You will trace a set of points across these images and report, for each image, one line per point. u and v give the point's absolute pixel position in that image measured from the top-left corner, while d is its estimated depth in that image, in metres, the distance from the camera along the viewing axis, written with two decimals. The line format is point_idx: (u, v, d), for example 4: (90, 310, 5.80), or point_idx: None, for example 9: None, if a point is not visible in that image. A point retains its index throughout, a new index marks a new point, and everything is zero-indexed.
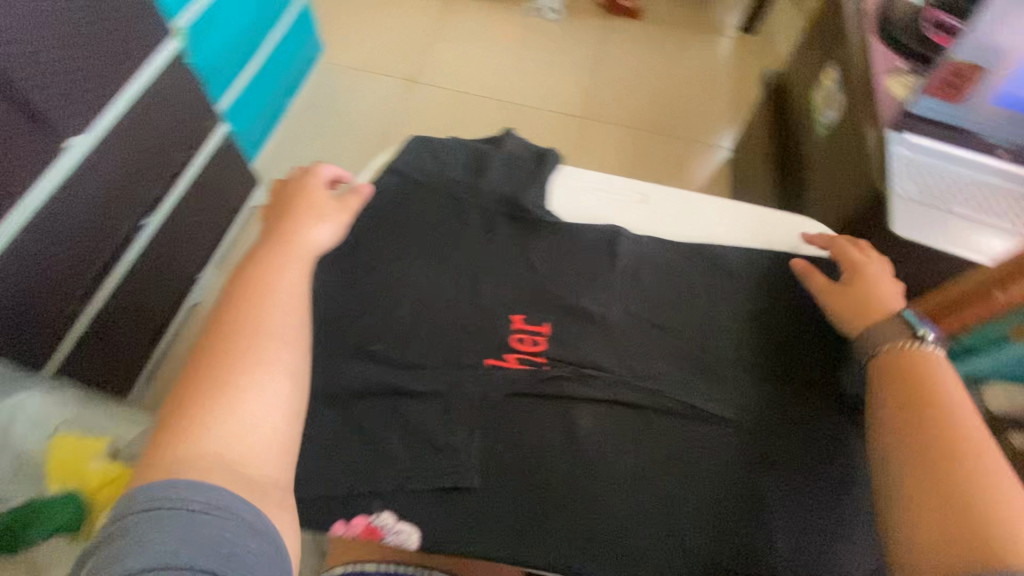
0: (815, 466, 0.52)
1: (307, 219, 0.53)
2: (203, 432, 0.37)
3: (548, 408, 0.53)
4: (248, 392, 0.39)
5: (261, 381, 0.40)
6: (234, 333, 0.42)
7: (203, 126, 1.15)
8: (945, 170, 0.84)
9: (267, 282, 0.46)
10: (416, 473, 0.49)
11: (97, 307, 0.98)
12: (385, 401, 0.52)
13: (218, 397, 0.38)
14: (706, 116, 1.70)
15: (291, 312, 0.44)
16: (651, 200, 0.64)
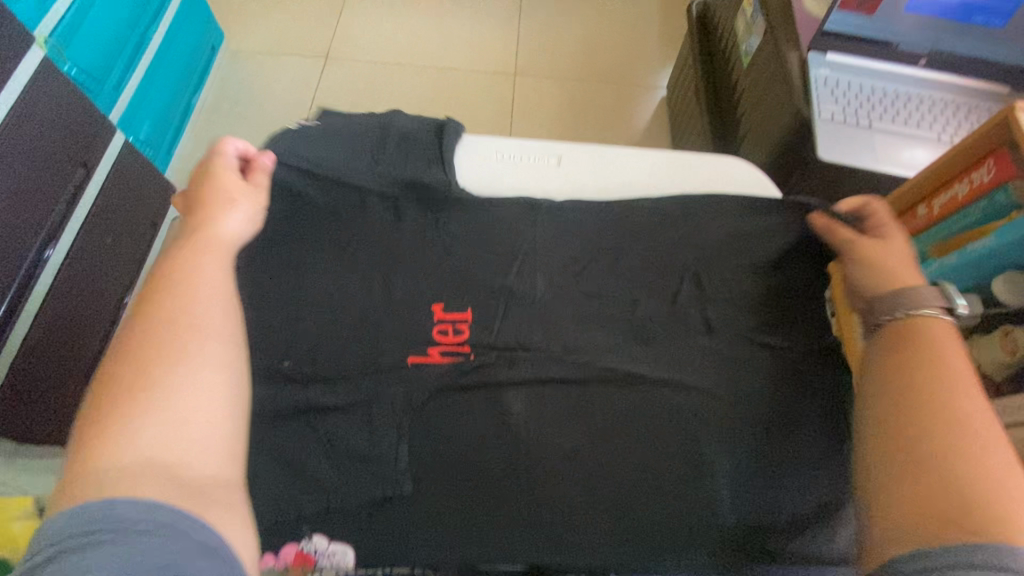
0: (753, 414, 0.51)
1: (221, 207, 0.46)
2: (115, 452, 0.32)
3: (477, 398, 0.51)
4: (165, 402, 0.34)
5: (200, 385, 0.35)
6: (140, 347, 0.36)
7: (97, 140, 1.05)
8: (867, 86, 0.83)
9: (174, 293, 0.38)
10: (343, 490, 0.47)
11: (15, 352, 0.92)
12: (302, 420, 0.49)
13: (120, 420, 0.33)
14: (638, 57, 1.65)
15: (212, 311, 0.39)
16: (567, 161, 0.61)
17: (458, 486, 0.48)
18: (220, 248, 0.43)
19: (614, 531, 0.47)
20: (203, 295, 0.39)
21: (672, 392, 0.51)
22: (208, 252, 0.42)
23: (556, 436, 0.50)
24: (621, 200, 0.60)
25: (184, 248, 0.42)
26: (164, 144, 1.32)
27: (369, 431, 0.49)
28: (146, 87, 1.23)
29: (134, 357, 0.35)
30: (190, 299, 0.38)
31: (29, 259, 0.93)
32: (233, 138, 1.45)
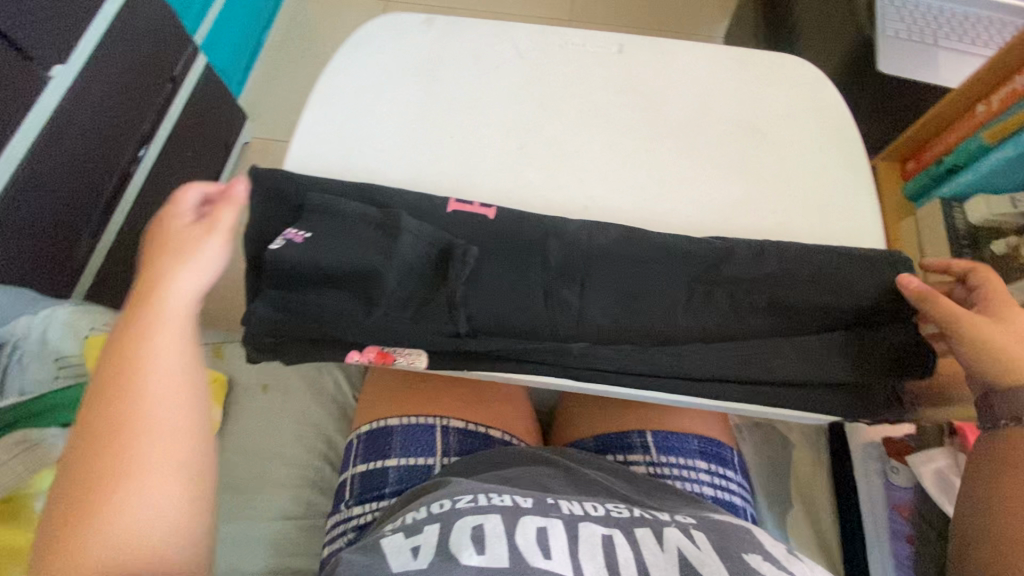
0: (800, 287, 0.51)
1: (175, 268, 0.43)
2: (107, 524, 0.34)
3: (528, 240, 0.52)
4: (135, 488, 0.35)
5: (148, 496, 0.35)
6: (111, 428, 0.36)
7: (182, 58, 1.13)
8: (932, 7, 0.82)
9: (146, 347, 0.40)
10: (408, 319, 0.50)
11: (110, 242, 1.04)
12: (363, 246, 0.50)
13: (115, 487, 0.35)
14: (695, 7, 1.63)
15: (175, 380, 0.40)
16: (626, 51, 0.64)
17: (513, 320, 0.50)
18: (175, 321, 0.41)
19: (644, 380, 0.50)
20: (156, 382, 0.38)
21: (724, 257, 0.52)
22: (157, 350, 0.40)
23: (608, 290, 0.51)
24: (680, 86, 0.62)
25: (141, 306, 0.41)
26: (236, 72, 1.42)
27: (426, 304, 0.50)
28: (225, 16, 1.31)
29: (91, 441, 0.36)
30: (146, 380, 0.38)
31: (125, 161, 1.03)
32: (297, 73, 1.53)
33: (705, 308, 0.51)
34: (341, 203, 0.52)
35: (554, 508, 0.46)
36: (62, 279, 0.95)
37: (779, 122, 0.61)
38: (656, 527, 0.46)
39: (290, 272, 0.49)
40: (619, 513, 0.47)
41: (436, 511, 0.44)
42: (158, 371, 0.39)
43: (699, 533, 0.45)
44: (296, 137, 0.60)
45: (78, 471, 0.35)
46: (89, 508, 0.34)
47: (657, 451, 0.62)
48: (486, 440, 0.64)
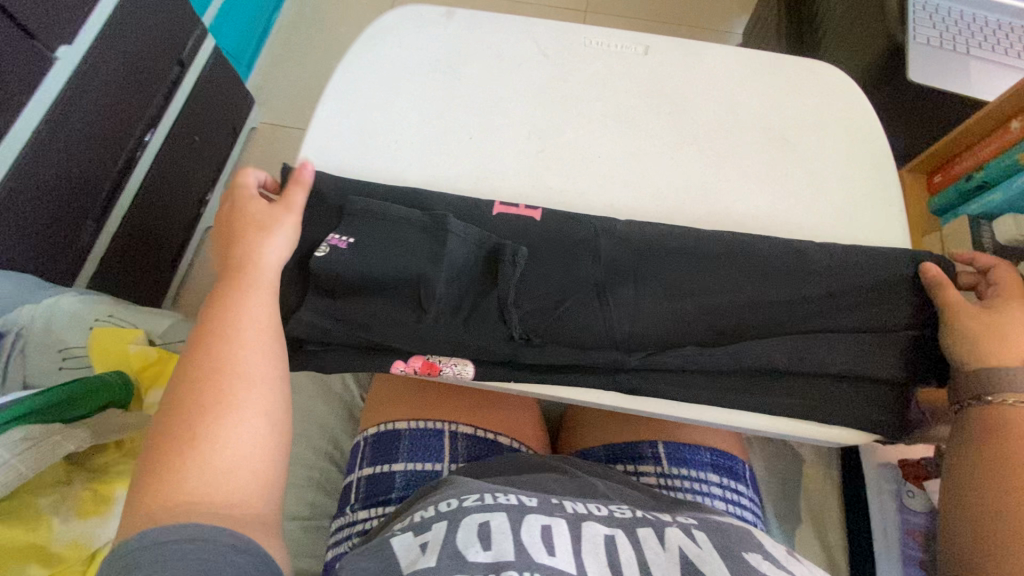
0: (853, 298, 0.51)
1: (258, 239, 0.47)
2: (201, 461, 0.36)
3: (573, 244, 0.52)
4: (226, 434, 0.37)
5: (243, 426, 0.38)
6: (207, 377, 0.39)
7: (190, 39, 1.11)
8: (967, 14, 0.80)
9: (239, 309, 0.43)
10: (459, 322, 0.49)
11: (116, 227, 1.02)
12: (410, 249, 0.50)
13: (207, 430, 0.37)
14: (717, 3, 1.59)
15: (266, 338, 0.43)
16: (654, 52, 0.62)
17: (565, 327, 0.49)
18: (266, 282, 0.46)
19: (690, 391, 0.49)
20: (253, 333, 0.42)
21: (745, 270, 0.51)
22: (251, 304, 0.44)
23: (648, 301, 0.50)
24: (708, 91, 0.60)
25: (233, 276, 0.45)
26: (246, 55, 1.39)
27: (477, 305, 0.50)
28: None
29: (197, 378, 0.39)
30: (241, 328, 0.42)
31: (131, 144, 1.01)
32: (307, 58, 1.50)
33: (751, 326, 0.50)
34: (384, 206, 0.51)
35: (559, 509, 0.45)
36: (65, 264, 0.94)
37: (810, 132, 0.59)
38: (658, 528, 0.45)
39: (339, 280, 0.49)
40: (622, 513, 0.46)
41: (444, 509, 0.44)
42: (254, 321, 0.43)
43: (701, 534, 0.44)
44: (311, 132, 0.58)
45: (182, 402, 0.38)
46: (189, 433, 0.37)
47: (668, 463, 0.61)
48: (494, 447, 0.63)
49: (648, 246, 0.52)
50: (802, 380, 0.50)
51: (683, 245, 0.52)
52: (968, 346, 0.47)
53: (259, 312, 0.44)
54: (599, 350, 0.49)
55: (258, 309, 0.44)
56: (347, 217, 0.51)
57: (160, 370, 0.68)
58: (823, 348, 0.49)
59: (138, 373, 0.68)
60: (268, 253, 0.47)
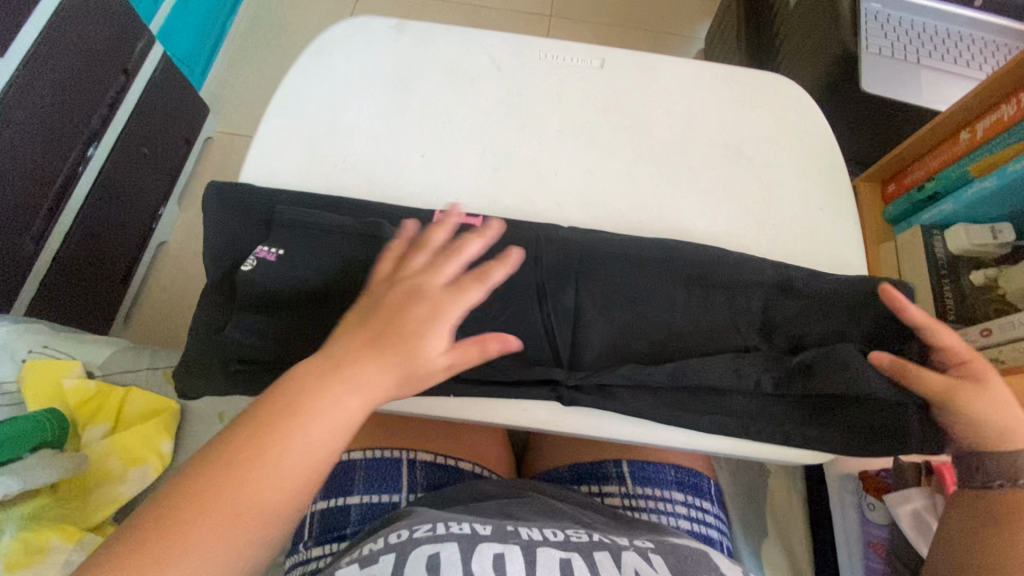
0: (796, 309, 0.50)
1: (387, 364, 0.39)
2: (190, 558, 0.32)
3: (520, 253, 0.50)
4: (227, 534, 0.33)
5: (251, 527, 0.34)
6: (252, 458, 0.35)
7: (137, 47, 1.06)
8: (917, 24, 0.81)
9: (323, 395, 0.37)
10: None
11: (57, 247, 0.96)
12: (349, 266, 0.48)
13: (216, 521, 0.33)
14: (680, 6, 1.61)
15: (331, 437, 0.37)
16: (610, 65, 0.61)
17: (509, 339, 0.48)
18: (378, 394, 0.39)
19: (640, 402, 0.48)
20: (322, 427, 0.37)
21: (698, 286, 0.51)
22: (321, 418, 0.37)
23: (596, 314, 0.49)
24: (663, 105, 0.59)
25: (350, 353, 0.39)
26: (199, 62, 1.34)
27: None
28: (185, 2, 1.23)
29: (241, 453, 0.35)
30: (297, 440, 0.36)
31: (72, 160, 0.96)
32: (266, 64, 1.46)
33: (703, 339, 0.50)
34: (313, 214, 0.49)
35: (513, 535, 0.44)
36: (1, 288, 0.88)
37: (765, 145, 0.58)
38: (615, 551, 0.44)
39: (263, 295, 0.46)
40: (579, 537, 0.45)
41: (394, 540, 0.42)
42: (314, 436, 0.36)
43: (658, 557, 0.43)
44: (252, 150, 0.55)
45: (188, 500, 0.33)
46: (177, 548, 0.32)
47: (632, 483, 0.60)
48: (455, 474, 0.61)
49: (607, 261, 0.51)
50: (745, 396, 0.49)
51: (640, 264, 0.51)
52: (972, 429, 0.44)
53: (342, 401, 0.38)
54: (544, 366, 0.48)
55: (341, 400, 0.37)
56: (275, 228, 0.48)
57: (99, 403, 0.64)
58: (771, 360, 0.49)
59: (73, 408, 0.63)
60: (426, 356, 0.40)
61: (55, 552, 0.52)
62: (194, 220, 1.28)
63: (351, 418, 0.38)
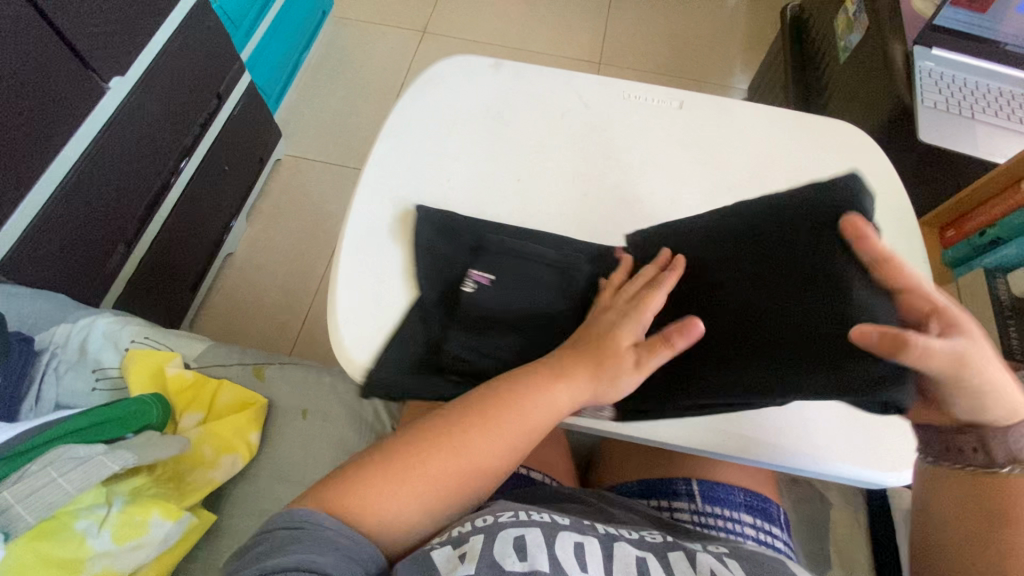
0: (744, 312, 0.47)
1: (577, 382, 0.48)
2: (400, 483, 0.46)
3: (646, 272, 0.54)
4: (428, 475, 0.46)
5: (442, 476, 0.47)
6: (462, 431, 0.48)
7: (229, 75, 1.16)
8: (968, 81, 0.86)
9: (525, 400, 0.48)
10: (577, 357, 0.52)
11: (143, 251, 1.03)
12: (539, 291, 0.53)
13: (422, 465, 0.47)
14: (722, 59, 1.69)
15: (521, 435, 0.48)
16: (688, 106, 0.66)
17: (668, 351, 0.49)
18: (561, 407, 0.48)
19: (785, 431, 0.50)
20: (518, 425, 0.48)
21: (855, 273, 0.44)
22: (532, 410, 0.48)
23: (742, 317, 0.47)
24: (738, 144, 0.64)
25: (554, 369, 0.49)
26: (275, 91, 1.45)
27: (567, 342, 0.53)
28: (269, 37, 1.35)
29: (457, 426, 0.48)
30: (512, 422, 0.48)
31: (167, 171, 1.04)
32: (333, 95, 1.56)
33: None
34: (522, 245, 0.54)
35: (590, 528, 0.47)
36: (96, 286, 0.94)
37: (836, 185, 0.62)
38: (689, 552, 0.46)
39: (475, 315, 0.52)
40: (653, 538, 0.48)
41: (481, 524, 0.44)
42: (514, 433, 0.48)
43: (732, 560, 0.46)
44: (367, 168, 0.61)
45: (426, 440, 0.48)
46: (410, 468, 0.46)
47: (701, 500, 0.61)
48: (528, 481, 0.63)
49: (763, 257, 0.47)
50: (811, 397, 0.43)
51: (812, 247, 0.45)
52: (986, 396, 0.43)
53: (538, 410, 0.48)
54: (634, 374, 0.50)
55: (537, 410, 0.48)
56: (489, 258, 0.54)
57: (195, 391, 0.68)
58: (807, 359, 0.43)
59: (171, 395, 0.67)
60: (614, 376, 0.48)
61: (156, 526, 0.55)
62: (260, 235, 1.36)
63: (555, 419, 0.49)
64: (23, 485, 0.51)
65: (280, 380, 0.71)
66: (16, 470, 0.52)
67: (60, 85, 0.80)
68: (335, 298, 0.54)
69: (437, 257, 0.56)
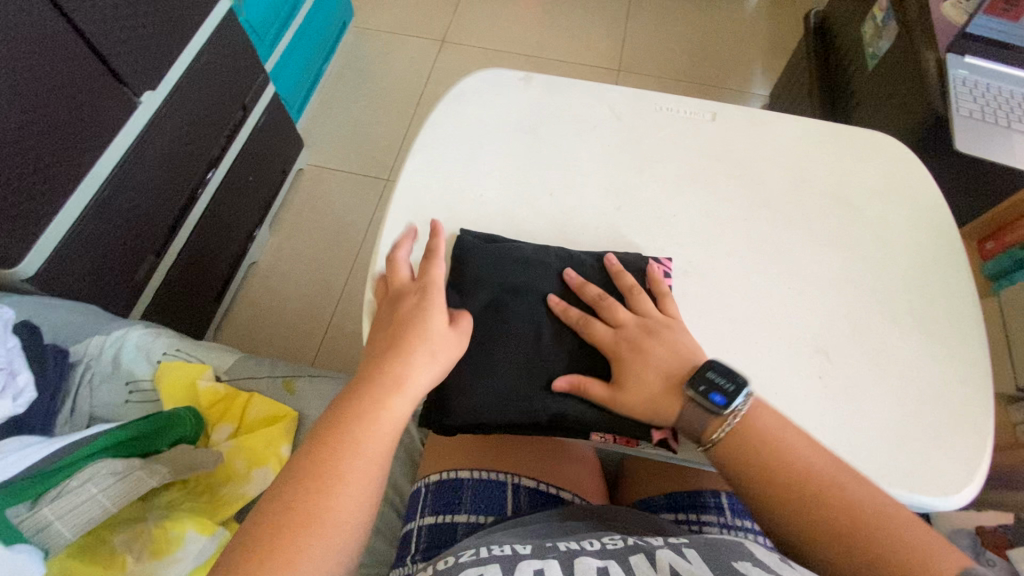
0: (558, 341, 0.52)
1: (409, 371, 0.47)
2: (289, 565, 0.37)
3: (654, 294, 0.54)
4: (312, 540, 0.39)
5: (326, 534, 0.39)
6: (328, 474, 0.41)
7: (254, 86, 1.17)
8: (1005, 89, 0.84)
9: (371, 421, 0.44)
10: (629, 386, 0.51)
11: (170, 262, 1.05)
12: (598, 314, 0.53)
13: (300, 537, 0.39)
14: (743, 64, 1.68)
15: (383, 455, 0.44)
16: (721, 118, 0.65)
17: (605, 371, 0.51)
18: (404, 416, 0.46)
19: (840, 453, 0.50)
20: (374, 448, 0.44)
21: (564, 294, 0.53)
22: (380, 425, 0.44)
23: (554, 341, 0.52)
24: (772, 157, 0.63)
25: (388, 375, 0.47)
26: (298, 101, 1.47)
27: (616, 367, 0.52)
28: (292, 47, 1.37)
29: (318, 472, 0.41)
30: (368, 446, 0.43)
31: (194, 181, 1.05)
32: (354, 104, 1.58)
33: (830, 382, 0.51)
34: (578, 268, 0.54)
35: (552, 550, 0.46)
36: (127, 297, 0.96)
37: (875, 199, 0.61)
38: (649, 551, 0.45)
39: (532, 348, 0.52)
40: (614, 544, 0.47)
41: (441, 567, 0.45)
42: (376, 456, 0.44)
43: (690, 548, 0.44)
44: (401, 183, 0.61)
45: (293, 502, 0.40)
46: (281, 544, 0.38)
47: (730, 514, 0.62)
48: (557, 500, 0.63)
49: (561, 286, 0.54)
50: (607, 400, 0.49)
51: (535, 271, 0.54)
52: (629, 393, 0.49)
53: (384, 427, 0.45)
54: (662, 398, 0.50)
55: (383, 425, 0.44)
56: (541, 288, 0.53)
57: (228, 404, 0.68)
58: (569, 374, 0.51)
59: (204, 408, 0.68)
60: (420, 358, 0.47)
61: (191, 542, 0.55)
62: (281, 244, 1.37)
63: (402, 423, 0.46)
64: (63, 502, 0.51)
65: (311, 394, 0.71)
66: (54, 487, 0.53)
67: (93, 99, 0.82)
68: (370, 319, 0.55)
69: (520, 299, 0.53)
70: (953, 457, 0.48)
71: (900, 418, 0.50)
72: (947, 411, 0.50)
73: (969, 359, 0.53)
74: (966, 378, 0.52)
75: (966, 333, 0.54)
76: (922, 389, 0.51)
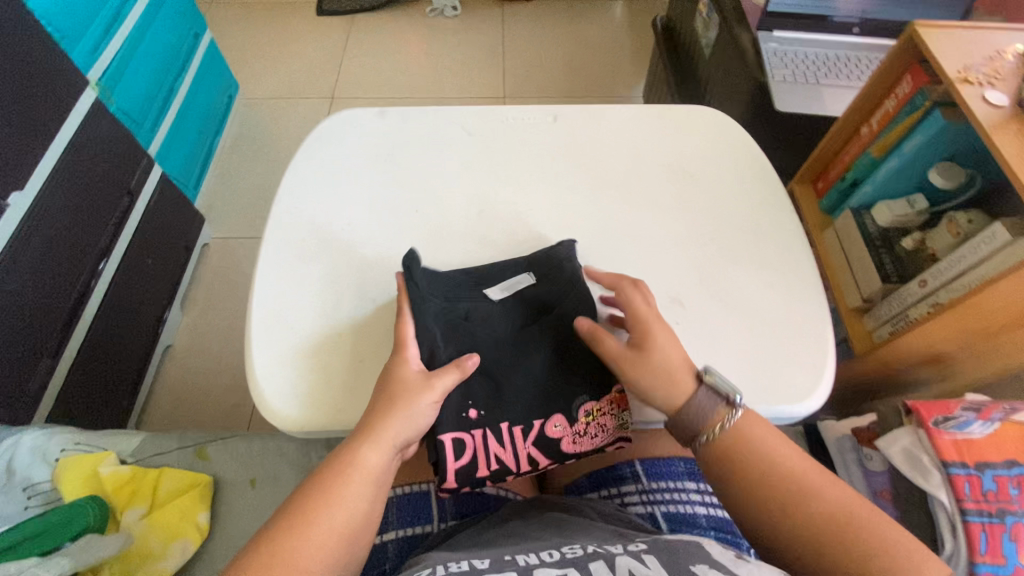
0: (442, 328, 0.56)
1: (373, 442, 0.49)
2: None
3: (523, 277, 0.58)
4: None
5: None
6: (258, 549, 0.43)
7: (138, 170, 1.17)
8: (810, 54, 0.97)
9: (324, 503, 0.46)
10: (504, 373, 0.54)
11: (71, 360, 1.01)
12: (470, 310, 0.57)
13: None
14: (618, 73, 1.83)
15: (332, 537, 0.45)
16: (562, 117, 0.71)
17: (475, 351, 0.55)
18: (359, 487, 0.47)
19: None
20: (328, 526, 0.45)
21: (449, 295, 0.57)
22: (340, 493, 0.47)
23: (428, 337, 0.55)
24: (612, 142, 0.70)
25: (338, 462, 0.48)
26: (192, 178, 1.46)
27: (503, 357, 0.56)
28: (175, 127, 1.37)
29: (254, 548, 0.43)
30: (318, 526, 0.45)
31: (84, 276, 1.03)
32: (253, 172, 1.59)
33: (688, 325, 0.57)
34: (446, 275, 0.58)
35: (511, 564, 0.44)
36: (26, 405, 0.91)
37: (706, 163, 0.68)
38: (609, 558, 0.43)
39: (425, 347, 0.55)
40: (574, 552, 0.45)
41: None
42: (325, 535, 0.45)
43: (650, 556, 0.43)
44: (269, 228, 0.64)
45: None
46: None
47: (647, 479, 0.64)
48: (482, 499, 0.64)
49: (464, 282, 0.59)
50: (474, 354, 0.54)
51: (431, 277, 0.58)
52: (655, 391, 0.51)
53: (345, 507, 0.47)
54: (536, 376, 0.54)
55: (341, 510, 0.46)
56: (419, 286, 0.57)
57: (136, 485, 0.66)
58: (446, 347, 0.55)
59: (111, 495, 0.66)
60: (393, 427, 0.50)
61: None
62: (196, 322, 1.34)
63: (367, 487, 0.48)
64: None
65: (225, 455, 0.71)
66: None
67: None
68: (251, 358, 0.56)
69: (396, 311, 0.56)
70: (798, 371, 0.54)
71: (751, 345, 0.56)
72: (788, 332, 0.57)
73: (801, 284, 0.60)
74: (801, 300, 0.59)
75: (796, 261, 0.61)
76: (767, 316, 0.57)
